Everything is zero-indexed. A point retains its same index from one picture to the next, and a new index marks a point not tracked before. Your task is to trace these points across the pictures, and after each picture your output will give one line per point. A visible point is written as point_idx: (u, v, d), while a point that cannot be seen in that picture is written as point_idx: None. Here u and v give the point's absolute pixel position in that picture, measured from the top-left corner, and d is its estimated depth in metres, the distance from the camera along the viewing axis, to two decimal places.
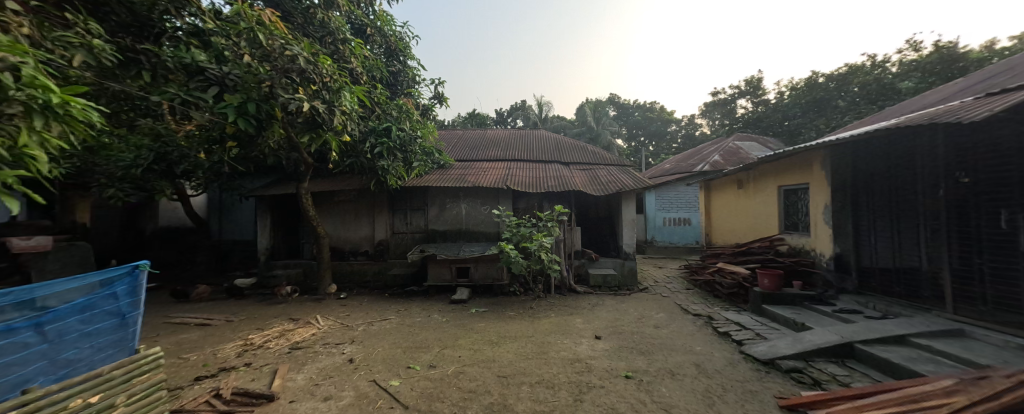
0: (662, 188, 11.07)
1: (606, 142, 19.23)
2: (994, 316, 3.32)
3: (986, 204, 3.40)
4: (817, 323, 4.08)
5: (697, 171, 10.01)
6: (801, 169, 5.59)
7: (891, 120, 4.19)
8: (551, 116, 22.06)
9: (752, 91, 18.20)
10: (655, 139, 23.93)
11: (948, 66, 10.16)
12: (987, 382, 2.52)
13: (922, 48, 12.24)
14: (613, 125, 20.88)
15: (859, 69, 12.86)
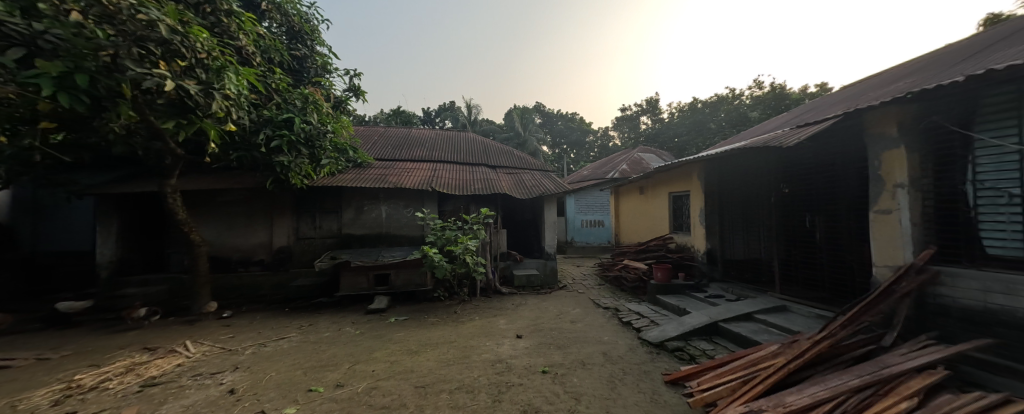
0: (581, 193, 12.07)
1: (533, 149, 20.19)
2: (804, 292, 4.41)
3: (800, 210, 4.53)
4: (694, 308, 4.91)
5: (609, 178, 11.18)
6: (684, 179, 6.66)
7: (741, 142, 5.30)
8: (481, 120, 22.27)
9: (652, 110, 21.19)
10: (576, 147, 26.01)
11: (779, 102, 13.37)
12: (796, 344, 3.40)
13: (763, 87, 15.88)
14: (540, 132, 22.02)
15: (725, 100, 16.05)
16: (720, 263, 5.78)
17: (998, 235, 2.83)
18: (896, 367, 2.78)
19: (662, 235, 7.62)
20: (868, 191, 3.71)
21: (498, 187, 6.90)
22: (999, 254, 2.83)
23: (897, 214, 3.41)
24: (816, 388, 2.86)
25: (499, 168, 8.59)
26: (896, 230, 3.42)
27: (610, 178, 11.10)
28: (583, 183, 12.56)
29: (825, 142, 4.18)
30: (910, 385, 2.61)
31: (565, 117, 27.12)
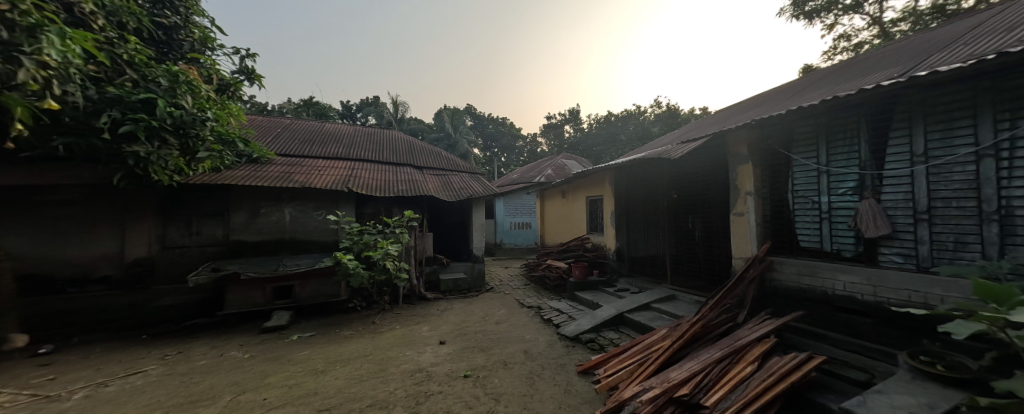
0: (509, 196, 12.44)
1: (464, 151, 19.94)
2: (687, 282, 5.23)
3: (684, 212, 5.38)
4: (605, 301, 5.43)
5: (536, 182, 11.72)
6: (598, 184, 7.35)
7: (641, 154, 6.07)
8: (409, 118, 21.29)
9: (573, 119, 22.90)
10: (507, 151, 26.64)
11: (672, 121, 15.79)
12: (680, 325, 4.07)
13: (662, 107, 18.57)
14: (471, 134, 21.96)
15: (632, 116, 18.31)
16: (627, 259, 6.47)
17: (806, 233, 3.83)
18: (744, 339, 3.58)
19: (580, 235, 8.27)
20: (729, 197, 4.60)
21: (423, 189, 6.69)
22: (807, 247, 3.84)
23: (747, 216, 4.28)
24: (692, 362, 3.51)
25: (426, 169, 8.32)
26: (747, 230, 4.30)
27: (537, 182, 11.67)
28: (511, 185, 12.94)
29: (701, 156, 5.04)
30: (753, 352, 3.41)
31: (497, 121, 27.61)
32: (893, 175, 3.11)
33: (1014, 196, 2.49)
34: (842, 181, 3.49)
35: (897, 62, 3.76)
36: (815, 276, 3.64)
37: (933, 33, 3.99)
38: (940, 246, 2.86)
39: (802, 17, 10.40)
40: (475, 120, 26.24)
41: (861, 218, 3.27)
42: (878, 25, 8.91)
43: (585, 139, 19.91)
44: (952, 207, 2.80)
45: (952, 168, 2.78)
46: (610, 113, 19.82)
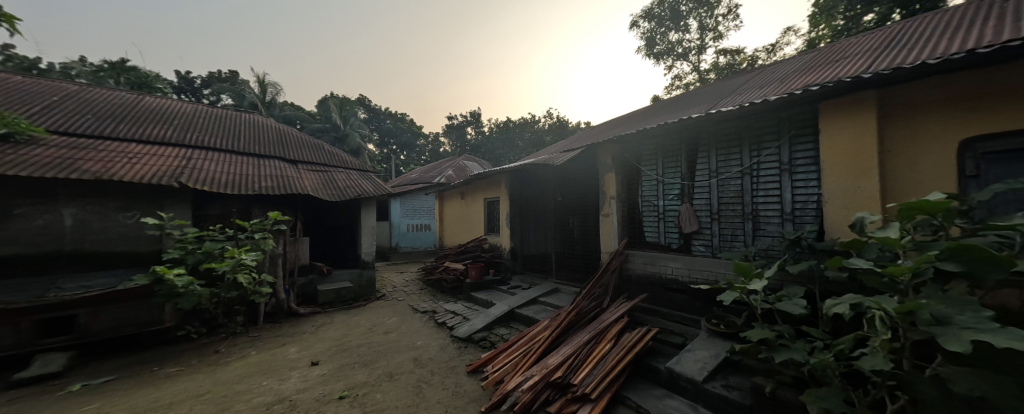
0: (405, 197, 12.19)
1: (354, 146, 17.66)
2: (569, 275, 5.90)
3: (566, 213, 6.05)
4: (498, 299, 5.66)
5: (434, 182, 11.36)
6: (495, 187, 7.61)
7: (532, 159, 6.56)
8: (281, 103, 18.23)
9: (473, 121, 22.41)
10: (406, 149, 25.22)
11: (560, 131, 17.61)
12: (559, 315, 4.56)
13: (553, 118, 20.53)
14: (364, 128, 20.00)
15: (528, 123, 19.67)
16: (519, 258, 6.89)
17: (650, 230, 4.80)
18: (606, 321, 4.26)
19: (478, 236, 8.41)
20: (599, 201, 5.39)
21: (291, 188, 5.82)
22: (650, 241, 4.81)
23: (612, 217, 5.08)
24: (566, 346, 3.98)
25: (301, 164, 7.20)
26: (611, 228, 5.10)
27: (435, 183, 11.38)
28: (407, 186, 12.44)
29: (579, 164, 5.78)
30: (611, 330, 4.09)
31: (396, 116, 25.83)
32: (701, 186, 4.23)
33: (758, 202, 3.73)
34: (671, 189, 4.51)
35: (705, 100, 5.06)
36: (654, 265, 4.59)
37: (724, 82, 5.52)
38: (724, 237, 4.00)
39: (652, 57, 13.06)
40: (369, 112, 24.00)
41: (682, 218, 4.34)
42: (695, 73, 11.92)
43: (486, 143, 20.46)
44: (730, 210, 3.96)
45: (730, 182, 3.96)
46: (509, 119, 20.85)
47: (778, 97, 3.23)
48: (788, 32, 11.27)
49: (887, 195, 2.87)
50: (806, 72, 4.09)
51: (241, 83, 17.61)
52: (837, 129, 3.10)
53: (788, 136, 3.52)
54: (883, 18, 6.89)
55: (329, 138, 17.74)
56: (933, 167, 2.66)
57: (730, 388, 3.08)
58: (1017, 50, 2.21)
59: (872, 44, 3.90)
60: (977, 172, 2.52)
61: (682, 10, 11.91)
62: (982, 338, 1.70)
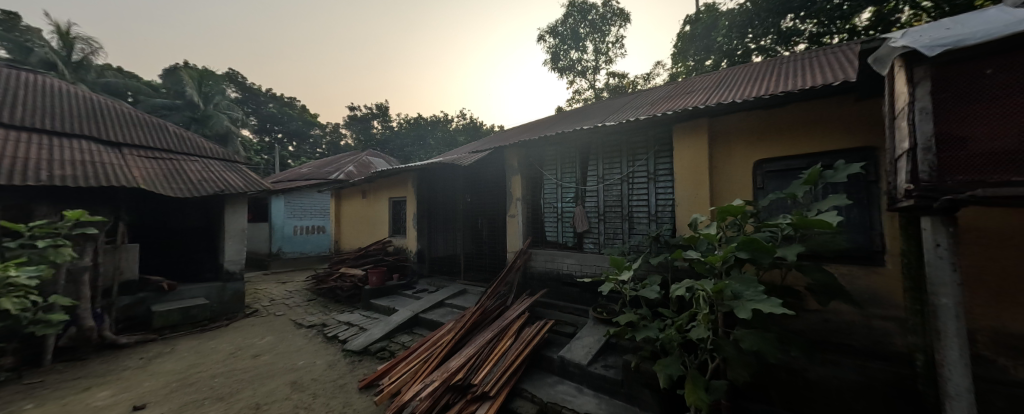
0: (292, 195, 10.96)
1: (222, 130, 14.34)
2: (476, 275, 5.97)
3: (474, 214, 6.12)
4: (402, 305, 5.33)
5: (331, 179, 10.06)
6: (401, 186, 7.16)
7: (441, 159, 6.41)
8: (100, 66, 13.64)
9: (380, 115, 20.74)
10: (297, 139, 21.73)
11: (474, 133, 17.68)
12: (464, 317, 4.55)
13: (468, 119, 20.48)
14: (237, 111, 16.53)
15: (442, 122, 19.18)
16: (427, 260, 6.66)
17: (550, 229, 5.18)
18: (509, 318, 4.43)
19: (381, 238, 7.79)
20: (506, 202, 5.59)
21: (110, 180, 4.53)
22: (549, 239, 5.19)
23: (517, 217, 5.34)
24: (469, 347, 3.98)
25: (131, 149, 5.65)
26: (516, 228, 5.35)
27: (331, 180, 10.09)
28: (293, 183, 10.94)
29: (488, 166, 5.94)
30: (514, 326, 4.27)
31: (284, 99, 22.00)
32: (591, 190, 4.76)
33: (632, 205, 4.39)
34: (568, 192, 4.97)
35: (597, 115, 5.76)
36: (553, 261, 4.98)
37: (613, 100, 6.37)
38: (608, 235, 4.58)
39: (557, 70, 14.25)
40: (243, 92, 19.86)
41: (576, 218, 4.82)
42: (591, 90, 13.51)
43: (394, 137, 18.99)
44: (612, 212, 4.56)
45: (613, 187, 4.56)
46: (422, 116, 19.98)
47: (645, 117, 3.87)
48: (657, 66, 13.78)
49: (713, 201, 3.69)
50: (669, 99, 5.01)
51: (26, 31, 12.51)
52: (684, 147, 3.86)
53: (653, 150, 4.24)
54: (716, 65, 9.02)
55: (182, 118, 14.03)
56: (741, 180, 3.53)
57: (607, 367, 3.52)
58: (783, 99, 3.12)
59: (710, 83, 5.02)
60: (763, 184, 3.42)
61: (581, 33, 13.38)
62: (758, 306, 2.34)
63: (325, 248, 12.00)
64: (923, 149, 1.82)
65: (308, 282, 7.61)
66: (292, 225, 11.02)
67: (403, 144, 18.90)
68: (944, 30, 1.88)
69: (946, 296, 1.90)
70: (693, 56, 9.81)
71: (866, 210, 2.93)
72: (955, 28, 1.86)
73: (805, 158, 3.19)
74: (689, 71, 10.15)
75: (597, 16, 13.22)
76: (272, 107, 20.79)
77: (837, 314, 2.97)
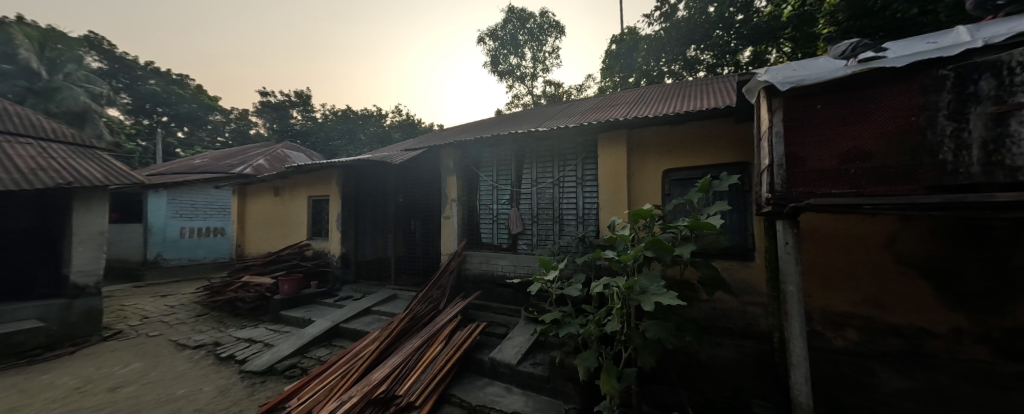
0: (182, 191, 9.68)
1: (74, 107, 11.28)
2: (408, 280, 5.74)
3: (405, 215, 5.89)
4: (320, 316, 4.87)
5: (235, 173, 8.67)
6: (322, 183, 6.53)
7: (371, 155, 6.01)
8: None
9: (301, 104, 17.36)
10: (189, 124, 18.21)
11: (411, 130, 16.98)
12: (391, 325, 4.29)
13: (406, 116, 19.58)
14: (102, 84, 13.28)
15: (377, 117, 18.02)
16: (353, 265, 6.21)
17: (486, 231, 5.19)
18: (440, 323, 4.30)
19: (297, 242, 6.96)
20: (441, 203, 5.45)
21: None
22: (485, 241, 5.19)
23: (452, 219, 5.24)
24: (394, 357, 3.74)
25: None
26: (451, 230, 5.24)
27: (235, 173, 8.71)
28: (181, 177, 9.52)
29: (423, 166, 5.77)
30: (445, 331, 4.15)
31: (171, 75, 18.17)
32: (525, 193, 4.89)
33: (562, 207, 4.62)
34: (503, 195, 5.04)
35: (533, 120, 5.97)
36: (487, 263, 4.98)
37: (548, 108, 6.68)
38: (540, 236, 4.74)
39: (497, 73, 14.44)
40: (110, 60, 15.92)
41: (510, 220, 4.90)
42: (529, 96, 13.98)
43: (316, 128, 16.12)
44: (544, 214, 4.74)
45: (545, 190, 4.75)
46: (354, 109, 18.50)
47: (573, 125, 4.12)
48: (588, 79, 14.87)
49: (630, 205, 4.07)
50: (596, 110, 5.42)
51: None
52: (607, 155, 4.19)
53: (581, 157, 4.53)
54: (635, 84, 10.09)
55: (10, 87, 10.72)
56: (652, 187, 3.96)
57: (536, 364, 3.63)
58: (683, 117, 3.59)
59: (631, 98, 5.56)
60: (669, 191, 3.88)
61: (520, 39, 13.78)
62: (659, 299, 2.63)
63: (222, 254, 10.79)
64: (778, 166, 2.24)
65: (200, 293, 6.50)
66: (179, 226, 9.72)
67: (328, 136, 16.09)
68: (793, 70, 2.33)
69: (791, 284, 2.37)
70: (618, 72, 10.77)
71: (742, 214, 3.51)
72: (799, 70, 2.31)
73: (701, 168, 3.70)
74: (615, 86, 11.13)
75: (535, 25, 13.77)
76: (153, 84, 16.94)
77: (721, 301, 3.51)
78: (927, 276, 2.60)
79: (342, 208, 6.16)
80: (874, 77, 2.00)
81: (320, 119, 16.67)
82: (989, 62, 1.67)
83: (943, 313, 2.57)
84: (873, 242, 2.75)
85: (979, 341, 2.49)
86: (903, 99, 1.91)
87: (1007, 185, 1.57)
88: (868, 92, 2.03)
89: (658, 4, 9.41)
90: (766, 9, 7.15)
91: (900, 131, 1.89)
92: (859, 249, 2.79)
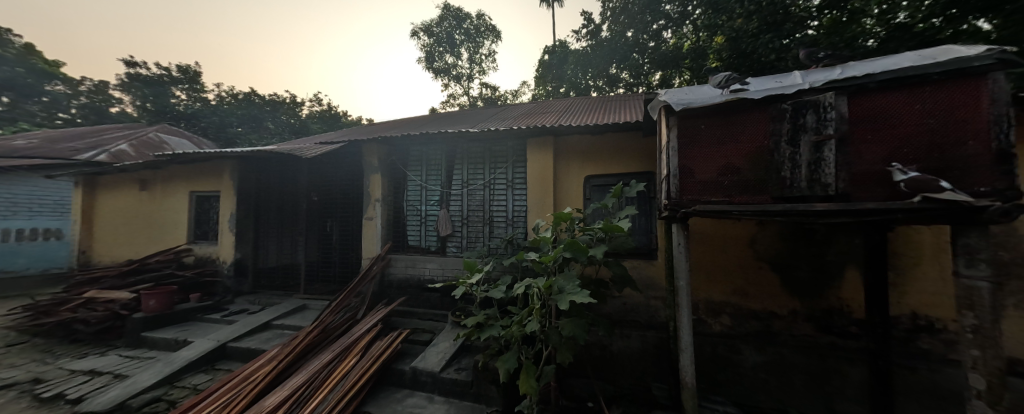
0: None
1: None
2: (321, 288, 5.35)
3: (319, 216, 5.47)
4: (201, 335, 4.19)
5: (80, 159, 6.81)
6: (211, 177, 5.65)
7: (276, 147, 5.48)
8: None
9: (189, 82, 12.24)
10: (12, 93, 12.78)
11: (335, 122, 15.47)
12: (295, 340, 3.80)
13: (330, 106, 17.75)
14: None
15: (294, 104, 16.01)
16: (250, 274, 5.60)
17: (413, 233, 4.95)
18: (355, 334, 3.92)
19: (173, 246, 5.84)
20: (363, 203, 5.05)
21: None
22: (412, 244, 4.95)
23: (375, 220, 4.88)
24: (297, 377, 3.28)
25: None
26: (374, 232, 4.89)
27: (81, 160, 6.83)
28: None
29: (344, 162, 5.32)
30: (361, 342, 3.81)
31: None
32: (455, 194, 4.79)
33: (492, 210, 4.63)
34: (432, 196, 4.87)
35: (466, 121, 5.91)
36: (414, 267, 4.74)
37: (482, 110, 6.70)
38: (469, 239, 4.68)
39: (432, 71, 14.05)
40: None
41: (440, 222, 4.74)
42: (466, 96, 13.91)
43: (208, 112, 11.56)
44: (474, 216, 4.70)
45: (475, 192, 4.71)
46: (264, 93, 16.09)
47: (503, 129, 4.16)
48: (523, 86, 15.40)
49: (556, 207, 4.26)
50: (529, 116, 5.60)
51: None
52: (535, 159, 4.33)
53: (511, 161, 4.60)
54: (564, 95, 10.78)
55: None
56: (575, 191, 4.20)
57: (460, 370, 3.54)
58: (600, 128, 3.90)
59: (559, 107, 5.89)
60: (590, 196, 4.17)
61: (456, 39, 13.66)
62: (574, 298, 2.76)
63: (56, 263, 8.48)
64: (673, 177, 2.56)
65: (13, 316, 4.93)
66: None
67: (224, 122, 11.68)
68: (687, 93, 2.64)
69: (682, 280, 2.68)
70: (550, 82, 11.36)
71: (648, 218, 3.93)
72: (690, 93, 2.59)
73: (616, 176, 4.06)
74: (547, 94, 11.70)
75: (472, 26, 13.78)
76: None
77: (630, 297, 3.86)
78: (777, 270, 3.22)
79: (236, 205, 5.44)
80: (739, 105, 2.38)
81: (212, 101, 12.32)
82: (813, 100, 2.12)
83: (786, 299, 3.20)
84: (740, 243, 3.32)
85: (807, 319, 3.13)
86: (760, 124, 2.32)
87: (825, 197, 2.04)
88: (735, 116, 2.40)
89: (585, 22, 10.18)
90: (672, 40, 8.20)
91: (757, 151, 2.30)
92: (733, 248, 3.34)
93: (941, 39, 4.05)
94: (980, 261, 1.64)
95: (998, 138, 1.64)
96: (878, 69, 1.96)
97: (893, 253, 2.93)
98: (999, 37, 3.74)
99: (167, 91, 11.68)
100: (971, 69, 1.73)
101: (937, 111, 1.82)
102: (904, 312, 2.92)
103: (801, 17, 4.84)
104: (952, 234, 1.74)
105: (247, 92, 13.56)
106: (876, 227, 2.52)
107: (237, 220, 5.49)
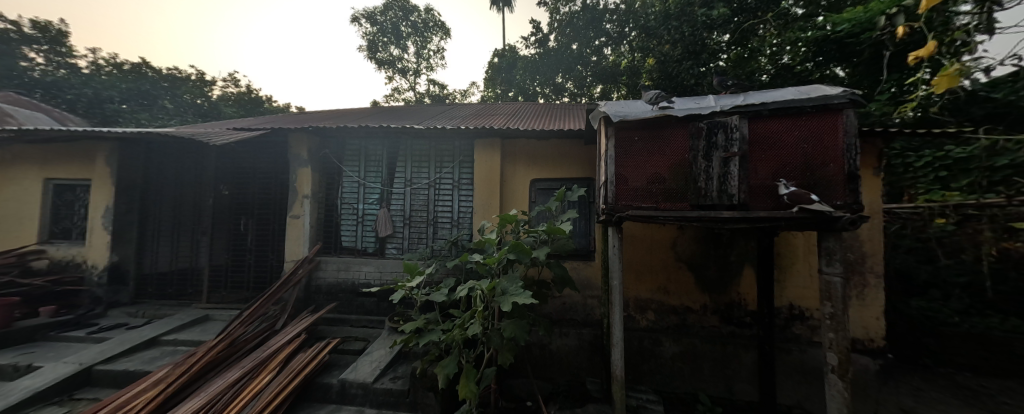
0: None
1: None
2: (229, 296, 4.66)
3: (231, 213, 4.76)
4: (53, 358, 3.35)
5: None
6: (76, 162, 4.57)
7: (174, 131, 4.65)
8: None
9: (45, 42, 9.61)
10: None
11: (255, 106, 13.56)
12: (192, 357, 3.22)
13: None
14: None
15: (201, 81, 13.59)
16: (130, 282, 4.67)
17: (347, 234, 4.56)
18: (271, 347, 3.46)
19: (15, 247, 4.59)
20: (288, 199, 4.51)
21: None
22: (346, 245, 4.55)
23: (302, 219, 4.40)
24: (194, 400, 2.76)
25: None
26: (301, 232, 4.39)
27: None
28: None
29: (265, 152, 4.71)
30: (278, 355, 3.37)
31: None
32: (397, 193, 4.53)
33: (437, 210, 4.47)
34: (371, 194, 4.55)
35: (411, 116, 5.64)
36: (347, 271, 4.37)
37: (429, 107, 6.46)
38: (411, 239, 4.46)
39: (375, 61, 13.23)
40: None
41: (378, 222, 4.43)
42: (411, 92, 13.32)
43: (77, 81, 9.15)
44: (417, 217, 4.49)
45: (419, 192, 4.51)
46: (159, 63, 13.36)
47: (451, 127, 4.04)
48: (472, 86, 15.26)
49: (502, 209, 4.27)
50: (477, 116, 5.54)
51: None
52: (482, 160, 4.30)
53: (457, 161, 4.49)
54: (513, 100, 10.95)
55: None
56: (521, 193, 4.26)
57: (395, 379, 3.32)
58: (544, 133, 4.02)
59: (508, 110, 5.95)
60: (535, 198, 4.26)
61: (403, 31, 13.07)
62: (516, 299, 2.76)
63: None
64: (609, 184, 2.72)
65: None
66: None
67: (101, 95, 9.30)
68: (625, 106, 2.81)
69: (615, 280, 2.85)
70: (499, 85, 11.40)
71: (587, 221, 4.14)
72: (625, 107, 2.79)
73: (559, 181, 4.21)
74: (496, 97, 11.75)
75: (419, 19, 13.30)
76: None
77: (569, 296, 4.02)
78: (693, 270, 3.63)
79: (114, 200, 4.50)
80: (665, 123, 2.62)
81: (84, 68, 9.92)
82: (723, 121, 2.40)
83: (699, 295, 3.62)
84: (664, 245, 3.68)
85: (714, 312, 3.59)
86: (681, 140, 2.58)
87: (730, 205, 2.32)
88: (662, 131, 2.63)
89: (534, 30, 10.47)
90: (611, 56, 8.91)
91: (677, 164, 2.56)
92: (659, 250, 3.69)
93: (813, 79, 5.04)
94: (836, 260, 2.04)
95: (850, 162, 2.07)
96: (773, 99, 2.31)
97: (780, 254, 3.49)
98: (850, 83, 4.75)
99: (12, 50, 9.04)
100: (832, 106, 2.16)
101: (809, 137, 2.21)
102: (785, 304, 3.49)
103: (714, 49, 5.56)
104: (818, 238, 2.11)
105: (137, 61, 11.20)
106: (767, 232, 2.99)
107: (115, 216, 4.53)
